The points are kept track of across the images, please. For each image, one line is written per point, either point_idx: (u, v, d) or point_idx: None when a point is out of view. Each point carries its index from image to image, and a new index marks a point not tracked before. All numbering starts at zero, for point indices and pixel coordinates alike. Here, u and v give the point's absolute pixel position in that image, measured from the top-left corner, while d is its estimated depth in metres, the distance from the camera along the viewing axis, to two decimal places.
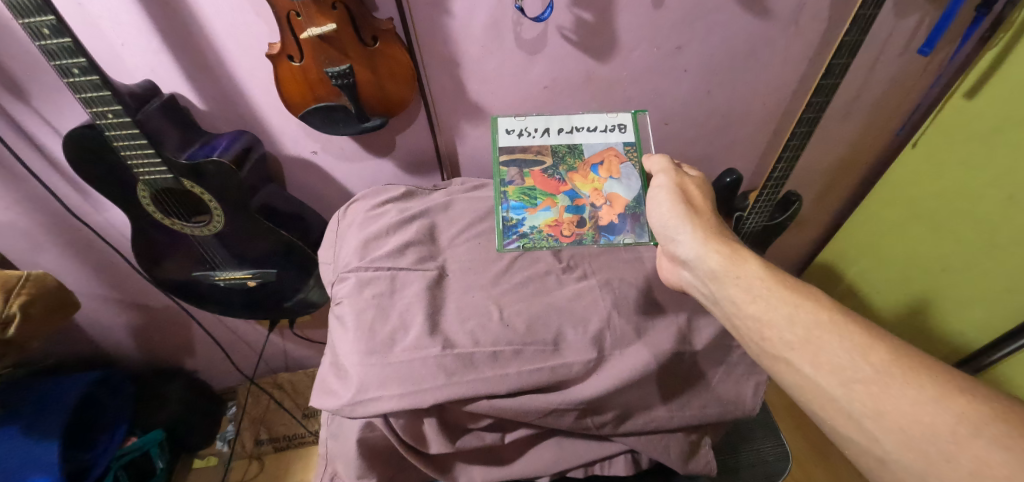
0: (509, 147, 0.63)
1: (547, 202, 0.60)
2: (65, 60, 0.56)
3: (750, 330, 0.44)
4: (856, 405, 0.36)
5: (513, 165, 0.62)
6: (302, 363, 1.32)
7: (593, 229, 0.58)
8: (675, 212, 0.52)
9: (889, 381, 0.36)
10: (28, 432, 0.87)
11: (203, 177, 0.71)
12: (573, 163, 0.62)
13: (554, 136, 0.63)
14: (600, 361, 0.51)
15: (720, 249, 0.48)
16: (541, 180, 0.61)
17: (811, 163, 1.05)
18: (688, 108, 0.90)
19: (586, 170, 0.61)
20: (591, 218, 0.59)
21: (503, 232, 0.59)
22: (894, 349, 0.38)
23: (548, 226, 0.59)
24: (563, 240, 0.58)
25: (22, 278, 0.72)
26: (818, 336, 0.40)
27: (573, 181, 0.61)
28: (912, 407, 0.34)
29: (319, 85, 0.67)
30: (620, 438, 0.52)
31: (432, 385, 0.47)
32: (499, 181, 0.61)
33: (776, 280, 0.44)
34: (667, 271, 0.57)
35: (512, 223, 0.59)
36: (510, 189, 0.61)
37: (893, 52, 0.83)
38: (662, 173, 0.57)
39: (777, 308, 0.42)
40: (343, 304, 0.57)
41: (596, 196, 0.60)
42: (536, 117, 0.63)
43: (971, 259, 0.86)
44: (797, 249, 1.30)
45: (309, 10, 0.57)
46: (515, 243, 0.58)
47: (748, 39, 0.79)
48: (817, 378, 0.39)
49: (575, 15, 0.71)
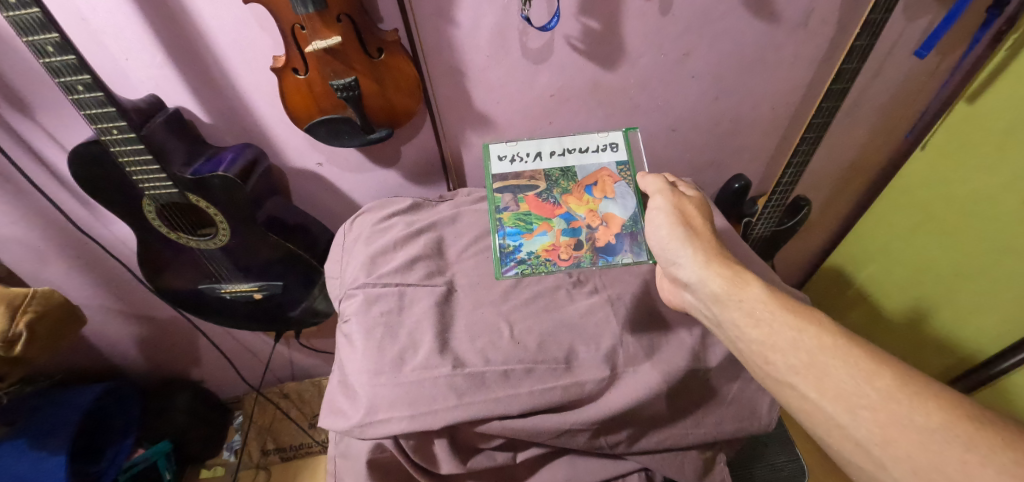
0: (502, 174, 0.62)
1: (543, 227, 0.59)
2: (70, 77, 0.56)
3: (754, 354, 0.43)
4: (863, 432, 0.35)
5: (506, 191, 0.61)
6: (309, 372, 1.31)
7: (591, 252, 0.56)
8: (674, 234, 0.51)
9: (896, 407, 0.35)
10: (35, 446, 0.87)
11: (209, 191, 0.70)
12: (567, 186, 0.61)
13: (547, 159, 0.62)
14: (613, 379, 0.50)
15: (721, 272, 0.47)
16: (535, 204, 0.60)
17: (821, 167, 1.04)
18: (696, 115, 0.89)
19: (580, 191, 0.60)
20: (588, 240, 0.57)
21: (500, 260, 0.57)
22: (901, 374, 0.36)
23: (545, 249, 0.57)
24: (562, 263, 0.56)
25: (28, 296, 0.71)
26: (823, 360, 0.39)
27: (568, 204, 0.60)
28: (919, 434, 0.33)
29: (323, 98, 0.67)
30: (633, 456, 0.51)
31: (442, 408, 0.46)
32: (494, 208, 0.60)
33: (780, 304, 0.43)
34: (668, 292, 0.55)
35: (508, 250, 0.57)
36: (505, 216, 0.60)
37: (902, 56, 0.82)
38: (659, 194, 0.56)
39: (780, 332, 0.41)
40: (352, 322, 0.56)
41: (592, 218, 0.59)
42: (527, 142, 0.63)
43: (987, 263, 0.84)
44: (807, 253, 1.29)
45: (313, 23, 0.57)
46: (513, 270, 0.56)
47: (757, 45, 0.78)
48: (824, 404, 0.38)
49: (582, 23, 0.71)
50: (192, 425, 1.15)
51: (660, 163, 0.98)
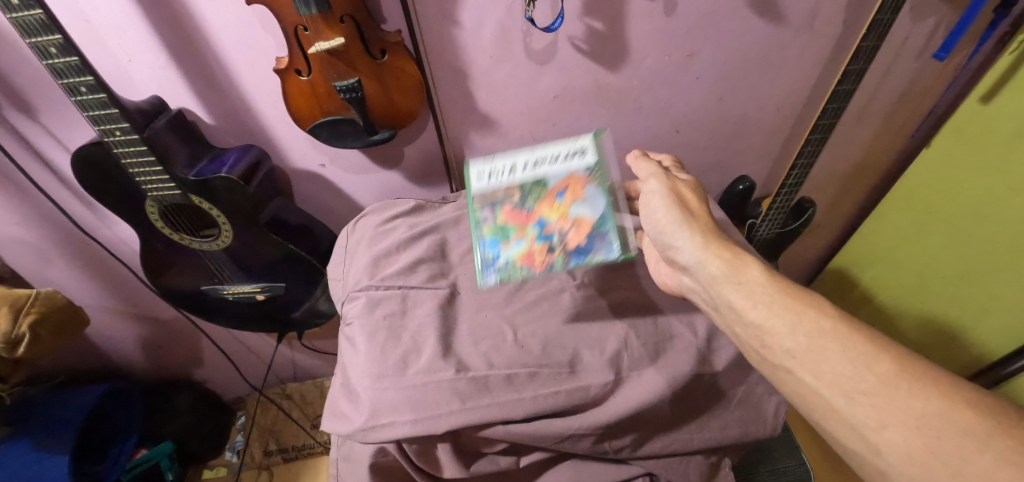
0: (482, 189, 0.59)
1: (519, 235, 0.57)
2: (73, 78, 0.56)
3: (755, 338, 0.42)
4: (859, 417, 0.35)
5: (487, 204, 0.59)
6: (311, 373, 1.31)
7: (563, 255, 0.54)
8: (670, 218, 0.50)
9: (894, 393, 0.34)
10: (39, 446, 0.87)
11: (212, 192, 0.70)
12: (538, 195, 0.58)
13: (521, 170, 0.59)
14: (618, 383, 0.50)
15: (720, 253, 0.46)
16: (510, 213, 0.58)
17: (827, 168, 1.03)
18: (700, 116, 0.88)
19: (549, 196, 0.58)
20: (559, 244, 0.55)
21: (481, 268, 0.56)
22: (898, 358, 0.36)
23: (521, 253, 0.55)
24: (536, 266, 0.54)
25: (31, 297, 0.71)
26: (821, 345, 0.38)
27: (541, 211, 0.58)
28: (916, 419, 0.33)
29: (327, 99, 0.66)
30: (638, 460, 0.50)
31: (445, 411, 0.46)
32: (476, 222, 0.58)
33: (779, 285, 0.42)
34: (669, 278, 0.54)
35: (488, 260, 0.56)
36: (486, 228, 0.58)
37: (908, 56, 0.81)
38: (654, 178, 0.55)
39: (780, 315, 0.40)
40: (355, 325, 0.56)
41: (563, 221, 0.57)
42: (501, 157, 0.60)
43: (994, 264, 0.84)
44: (812, 255, 1.28)
45: (316, 24, 0.57)
46: (495, 276, 0.55)
47: (761, 46, 0.78)
48: (822, 390, 0.37)
49: (586, 24, 0.70)
50: (195, 426, 1.15)
51: None
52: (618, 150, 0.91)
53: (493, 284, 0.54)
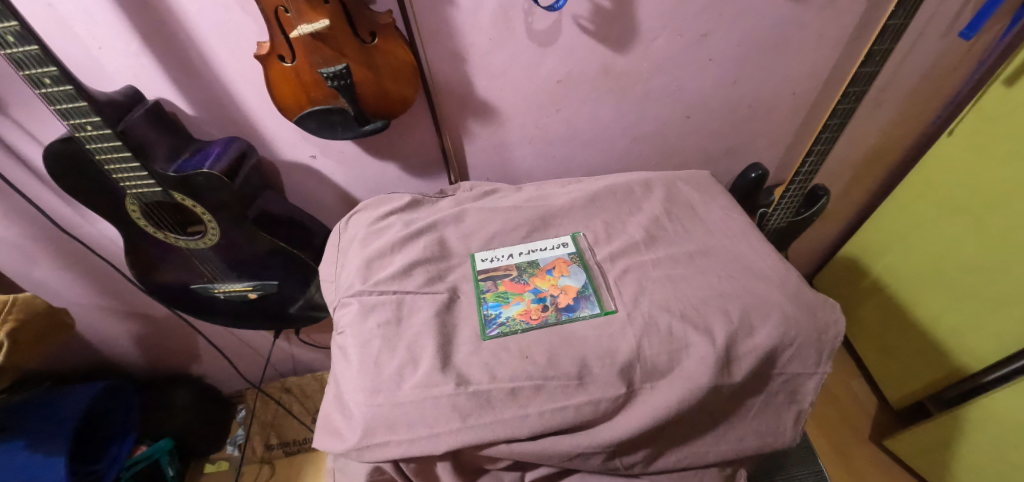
0: (486, 271, 0.60)
1: (518, 297, 0.56)
2: (35, 69, 0.51)
3: None
4: None
5: (491, 278, 0.58)
6: (311, 366, 1.29)
7: (554, 310, 0.54)
8: None
9: None
10: (34, 448, 0.83)
11: (193, 189, 0.66)
12: (530, 271, 0.60)
13: (515, 255, 0.61)
14: (630, 396, 0.46)
15: None
16: (509, 284, 0.58)
17: (844, 154, 0.98)
18: (713, 101, 0.83)
19: (541, 274, 0.59)
20: (551, 302, 0.55)
21: (483, 321, 0.53)
22: None
23: (518, 313, 0.54)
24: (531, 323, 0.53)
25: (8, 302, 0.69)
26: None
27: (534, 282, 0.58)
28: None
29: (313, 87, 0.61)
30: (650, 476, 0.48)
31: (444, 431, 0.43)
32: (477, 288, 0.57)
33: None
34: None
35: (490, 315, 0.54)
36: (490, 293, 0.56)
37: (938, 35, 0.75)
38: None
39: None
40: (346, 333, 0.53)
41: (551, 288, 0.57)
42: (503, 247, 0.62)
43: (1012, 258, 0.79)
44: (823, 241, 1.24)
45: (298, 5, 0.52)
46: (496, 331, 0.52)
47: (780, 24, 0.72)
48: None
49: (591, 2, 0.65)
50: (193, 422, 1.13)
51: (674, 153, 0.92)
52: (624, 136, 0.86)
53: (497, 339, 0.51)
